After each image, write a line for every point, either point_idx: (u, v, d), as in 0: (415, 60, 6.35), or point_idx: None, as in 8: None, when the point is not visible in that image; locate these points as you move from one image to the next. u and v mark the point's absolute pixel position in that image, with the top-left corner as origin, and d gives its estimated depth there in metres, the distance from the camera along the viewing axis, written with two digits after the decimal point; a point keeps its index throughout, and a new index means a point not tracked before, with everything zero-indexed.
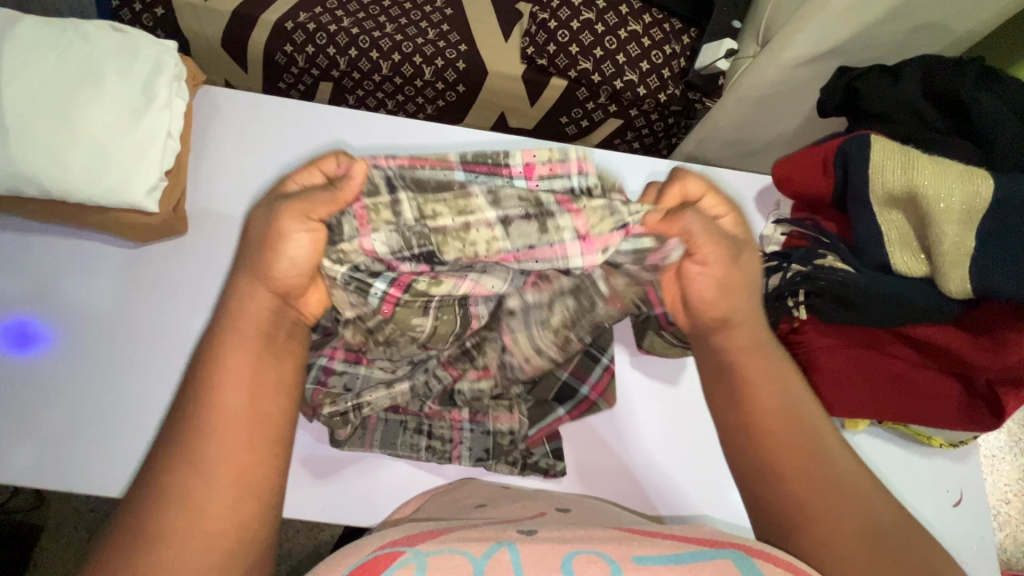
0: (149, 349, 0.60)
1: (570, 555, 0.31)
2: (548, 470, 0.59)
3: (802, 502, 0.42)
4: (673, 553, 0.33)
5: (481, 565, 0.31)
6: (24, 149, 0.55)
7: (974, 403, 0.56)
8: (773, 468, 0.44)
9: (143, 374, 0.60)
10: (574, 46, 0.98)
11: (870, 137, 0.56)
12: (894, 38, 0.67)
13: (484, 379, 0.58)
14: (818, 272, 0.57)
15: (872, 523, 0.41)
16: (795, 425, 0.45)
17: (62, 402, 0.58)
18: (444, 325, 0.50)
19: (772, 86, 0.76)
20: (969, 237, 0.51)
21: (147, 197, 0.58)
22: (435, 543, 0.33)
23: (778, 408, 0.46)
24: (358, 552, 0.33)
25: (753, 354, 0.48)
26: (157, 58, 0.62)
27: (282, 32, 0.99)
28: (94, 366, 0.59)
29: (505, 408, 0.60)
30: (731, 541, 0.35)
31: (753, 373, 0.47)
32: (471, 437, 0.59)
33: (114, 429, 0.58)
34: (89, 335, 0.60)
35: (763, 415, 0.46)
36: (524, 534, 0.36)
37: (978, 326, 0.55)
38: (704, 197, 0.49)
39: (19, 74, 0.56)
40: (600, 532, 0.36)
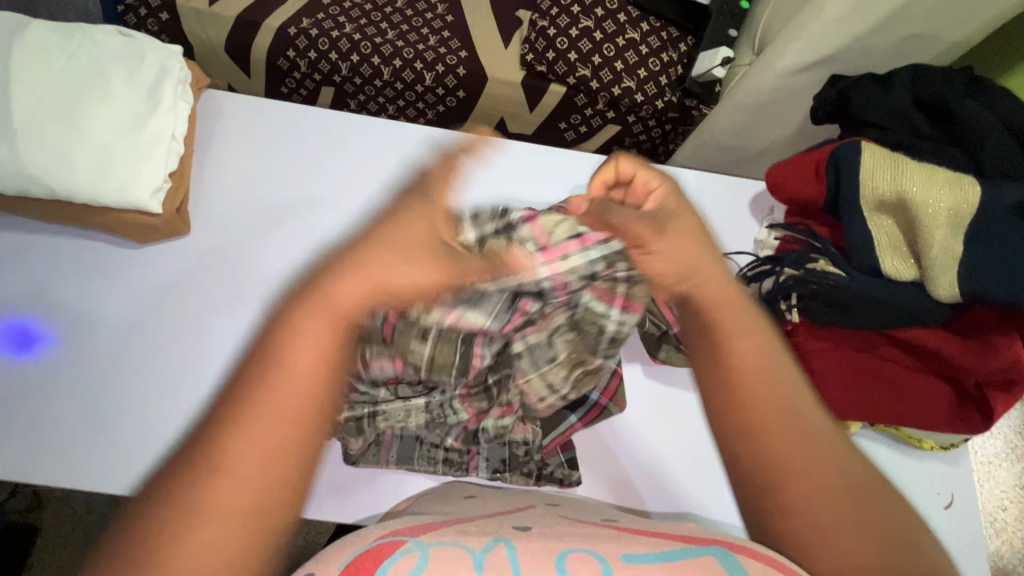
0: (189, 357, 0.61)
1: (563, 553, 0.32)
2: (564, 480, 0.59)
3: (787, 465, 0.37)
4: (659, 551, 0.33)
5: (481, 558, 0.31)
6: (31, 150, 0.56)
7: (964, 405, 0.57)
8: (759, 422, 0.39)
9: (178, 382, 0.60)
10: (573, 54, 1.00)
11: (860, 144, 0.58)
12: (886, 48, 0.68)
13: (508, 416, 0.56)
14: (810, 276, 0.59)
15: (856, 485, 0.37)
16: (775, 381, 0.40)
17: (103, 406, 0.59)
18: (445, 369, 0.52)
19: (767, 94, 0.77)
20: (956, 241, 0.52)
21: (152, 198, 0.59)
22: (437, 535, 0.34)
23: (758, 360, 0.40)
24: (359, 543, 0.34)
25: (726, 304, 0.43)
26: (164, 62, 0.63)
27: (285, 37, 1.00)
28: (140, 371, 0.60)
29: (521, 419, 0.58)
30: (717, 539, 0.36)
31: (729, 321, 0.42)
32: (488, 448, 0.58)
33: (155, 434, 0.58)
34: (135, 338, 0.61)
35: (745, 365, 0.40)
36: (519, 530, 0.37)
37: (965, 330, 0.56)
38: (635, 176, 0.49)
39: (28, 77, 0.58)
40: (592, 531, 0.37)
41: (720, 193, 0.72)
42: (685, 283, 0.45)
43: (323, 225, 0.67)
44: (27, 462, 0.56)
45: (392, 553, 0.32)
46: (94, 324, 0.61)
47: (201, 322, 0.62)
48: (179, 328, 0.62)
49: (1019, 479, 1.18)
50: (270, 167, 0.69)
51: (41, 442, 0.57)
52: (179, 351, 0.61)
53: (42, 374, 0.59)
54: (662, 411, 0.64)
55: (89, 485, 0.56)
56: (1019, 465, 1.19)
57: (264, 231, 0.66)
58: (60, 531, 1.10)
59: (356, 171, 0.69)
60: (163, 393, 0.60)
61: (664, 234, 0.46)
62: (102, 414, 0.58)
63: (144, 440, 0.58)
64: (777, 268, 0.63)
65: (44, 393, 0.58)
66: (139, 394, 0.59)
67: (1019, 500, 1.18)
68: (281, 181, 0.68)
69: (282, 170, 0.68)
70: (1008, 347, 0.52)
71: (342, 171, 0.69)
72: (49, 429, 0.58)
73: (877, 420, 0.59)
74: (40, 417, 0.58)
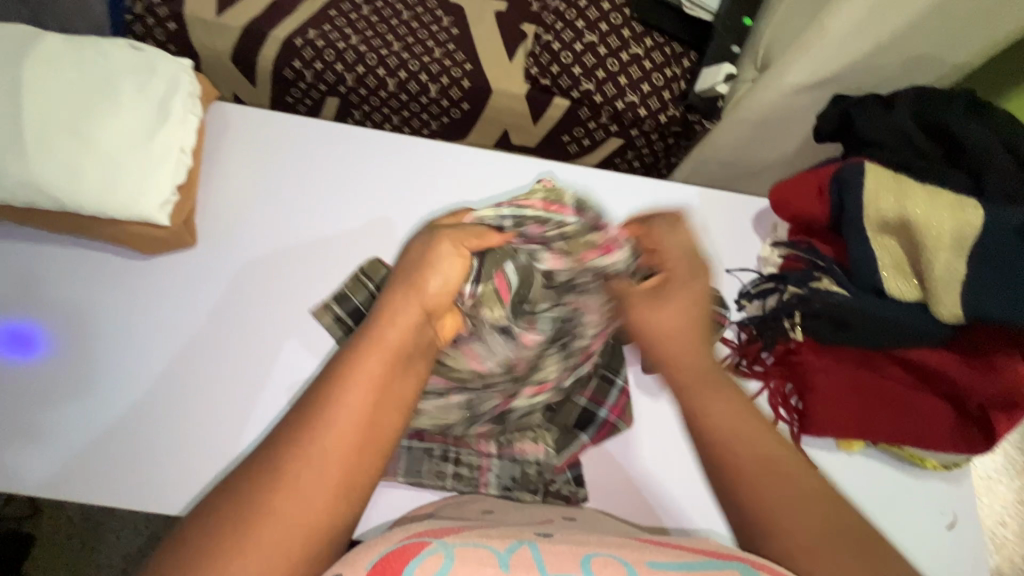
0: (246, 379, 0.61)
1: (588, 555, 0.34)
2: (571, 498, 0.59)
3: (778, 529, 0.43)
4: (682, 561, 0.35)
5: (505, 558, 0.33)
6: (41, 162, 0.57)
7: (965, 426, 0.57)
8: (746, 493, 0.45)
9: (236, 404, 0.60)
10: (577, 68, 1.01)
11: (864, 164, 0.58)
12: (889, 69, 0.69)
13: (541, 393, 0.56)
14: (813, 295, 0.59)
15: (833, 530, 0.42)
16: (746, 442, 0.47)
17: (164, 426, 0.59)
18: (482, 399, 0.55)
19: (770, 111, 0.78)
20: (960, 263, 0.52)
21: (160, 210, 0.59)
22: (461, 537, 0.36)
23: (726, 417, 0.48)
24: (385, 542, 0.35)
25: (701, 381, 0.50)
26: (174, 76, 0.63)
27: (292, 48, 1.01)
28: (202, 390, 0.60)
29: (530, 438, 0.59)
30: (740, 555, 0.38)
31: (703, 399, 0.50)
32: (499, 465, 0.59)
33: (213, 452, 0.59)
34: (188, 360, 0.61)
35: (728, 439, 0.47)
36: (543, 536, 0.38)
37: (970, 349, 0.56)
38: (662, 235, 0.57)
39: (38, 89, 0.58)
40: (611, 540, 0.39)
41: (722, 208, 0.72)
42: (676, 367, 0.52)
43: (331, 237, 0.67)
44: (88, 479, 0.57)
45: (417, 553, 0.33)
46: (150, 344, 0.62)
47: (204, 335, 0.62)
48: (235, 350, 0.62)
49: (1019, 494, 1.18)
50: (277, 180, 0.69)
51: (104, 460, 0.58)
52: (184, 363, 0.61)
53: (71, 387, 0.59)
54: (672, 427, 0.64)
55: (148, 502, 0.57)
56: (1019, 480, 1.19)
57: (275, 244, 0.66)
58: (55, 538, 1.10)
59: (362, 185, 0.70)
60: (223, 414, 0.60)
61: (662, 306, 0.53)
62: (162, 433, 0.59)
63: (146, 452, 0.58)
64: (782, 286, 0.63)
65: (104, 413, 0.59)
66: (199, 415, 0.60)
67: (1019, 516, 1.17)
68: (287, 195, 0.68)
69: (287, 182, 0.69)
70: (1011, 367, 0.53)
71: (349, 184, 0.70)
72: (108, 450, 0.58)
73: (881, 437, 0.60)
74: (98, 436, 0.58)
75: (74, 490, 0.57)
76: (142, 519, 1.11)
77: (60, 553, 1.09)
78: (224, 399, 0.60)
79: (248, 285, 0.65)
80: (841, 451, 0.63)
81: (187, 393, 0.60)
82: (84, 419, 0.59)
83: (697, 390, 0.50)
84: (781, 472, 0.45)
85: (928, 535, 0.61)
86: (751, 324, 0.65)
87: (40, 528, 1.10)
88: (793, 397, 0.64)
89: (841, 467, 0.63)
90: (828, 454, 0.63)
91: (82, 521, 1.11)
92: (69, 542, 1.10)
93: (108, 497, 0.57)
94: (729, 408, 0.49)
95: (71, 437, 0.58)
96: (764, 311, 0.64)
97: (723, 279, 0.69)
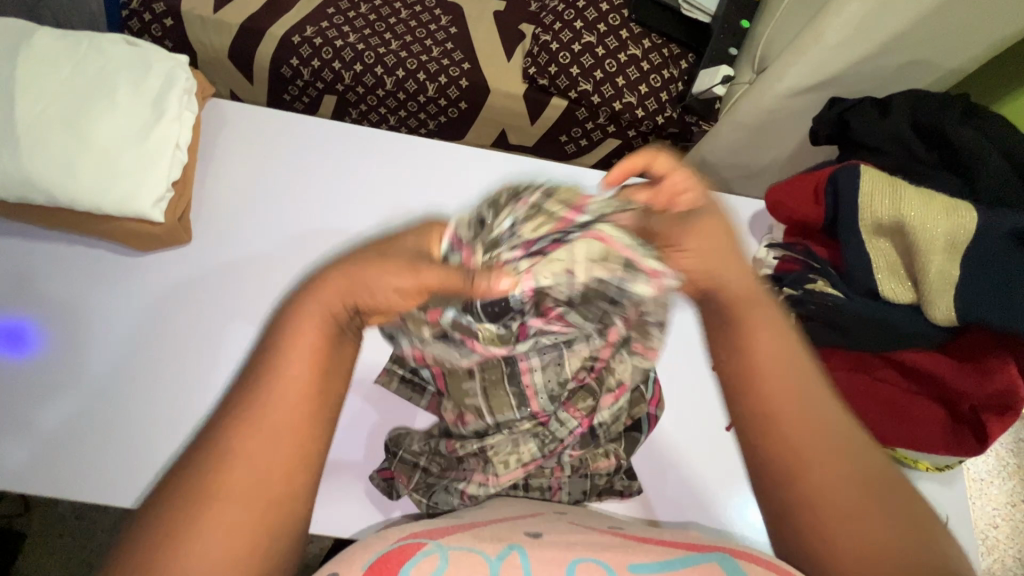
0: (195, 367, 0.61)
1: (574, 562, 0.34)
2: (624, 492, 0.59)
3: (804, 474, 0.39)
4: (665, 560, 0.36)
5: (496, 565, 0.33)
6: (34, 158, 0.56)
7: (960, 428, 0.57)
8: (773, 427, 0.40)
9: (186, 394, 0.60)
10: (575, 68, 1.01)
11: (860, 167, 0.58)
12: (885, 73, 0.69)
13: (621, 396, 0.53)
14: (808, 296, 0.59)
15: (864, 494, 0.38)
16: (792, 374, 0.41)
17: (115, 417, 0.58)
18: (525, 446, 0.53)
19: (767, 114, 0.78)
20: (953, 266, 0.53)
21: (154, 208, 0.59)
22: (454, 539, 0.36)
23: (772, 349, 0.42)
24: (381, 544, 0.36)
25: (748, 296, 0.44)
26: (170, 72, 0.63)
27: (289, 46, 1.01)
28: (150, 381, 0.60)
29: (603, 455, 0.57)
30: (720, 546, 0.38)
31: (753, 318, 0.43)
32: (569, 481, 0.57)
33: (164, 443, 0.58)
34: (134, 350, 0.61)
35: (765, 365, 0.42)
36: (532, 537, 0.38)
37: (963, 353, 0.56)
38: (669, 175, 0.44)
39: (32, 85, 0.58)
40: (601, 540, 0.39)
41: None
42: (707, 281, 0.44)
43: (327, 235, 0.67)
44: (37, 473, 0.56)
45: (414, 554, 0.34)
46: (99, 335, 0.61)
47: (201, 331, 0.62)
48: (179, 338, 0.62)
49: (1011, 496, 1.19)
50: (274, 178, 0.69)
51: (58, 452, 0.57)
52: (183, 361, 0.61)
53: (54, 382, 0.59)
54: (710, 436, 0.64)
55: (105, 497, 0.56)
56: (1010, 482, 1.20)
57: (270, 241, 0.66)
58: (46, 537, 1.09)
59: (358, 183, 0.69)
60: (175, 404, 0.59)
61: (691, 229, 0.43)
62: (114, 423, 0.58)
63: (140, 449, 0.58)
64: (777, 288, 0.63)
65: (61, 405, 0.58)
66: (151, 405, 0.59)
67: (1011, 518, 1.18)
68: (283, 193, 0.68)
69: (284, 181, 0.69)
70: (1002, 369, 0.53)
71: (346, 182, 0.69)
72: (95, 447, 0.57)
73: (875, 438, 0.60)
74: (51, 428, 0.57)
75: (31, 485, 0.56)
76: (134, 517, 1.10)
77: (51, 552, 1.08)
78: (172, 388, 0.60)
79: (193, 276, 0.64)
80: None
81: (136, 382, 0.60)
82: (45, 412, 0.58)
83: (749, 317, 0.43)
84: (820, 409, 0.40)
85: None
86: None
87: (31, 525, 1.09)
88: None
89: None
90: None
91: (75, 519, 1.10)
92: (61, 540, 1.09)
93: (100, 495, 0.56)
94: (785, 340, 0.42)
95: (37, 431, 0.57)
96: None
97: None
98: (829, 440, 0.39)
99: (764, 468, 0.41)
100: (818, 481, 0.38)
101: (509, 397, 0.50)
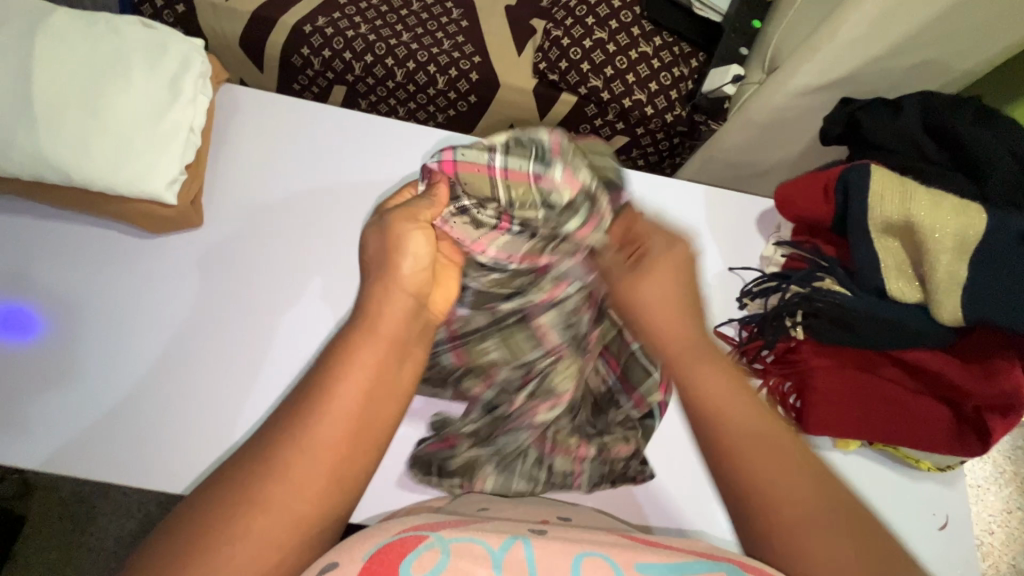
0: (244, 357, 0.62)
1: (580, 555, 0.36)
2: (638, 476, 0.60)
3: (766, 492, 0.42)
4: (673, 562, 0.37)
5: (499, 558, 0.35)
6: (50, 136, 0.56)
7: (962, 428, 0.58)
8: (722, 448, 0.45)
9: (243, 389, 0.61)
10: (586, 64, 1.01)
11: (871, 166, 0.58)
12: (896, 73, 0.69)
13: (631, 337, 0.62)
14: (816, 294, 0.60)
15: (815, 498, 0.42)
16: (737, 410, 0.46)
17: (156, 407, 0.59)
18: (573, 363, 0.57)
19: (778, 113, 0.78)
20: (962, 266, 0.53)
21: (168, 189, 0.59)
22: (457, 530, 0.38)
23: (718, 390, 0.47)
24: (383, 533, 0.38)
25: (694, 347, 0.49)
26: (186, 55, 0.63)
27: (300, 36, 1.01)
28: (200, 377, 0.61)
29: (622, 438, 0.60)
30: (727, 556, 0.40)
31: (685, 360, 0.49)
32: (590, 467, 0.59)
33: (221, 434, 0.59)
34: (137, 332, 0.61)
35: (704, 393, 0.47)
36: (537, 532, 0.39)
37: (969, 354, 0.57)
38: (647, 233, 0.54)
39: (48, 63, 0.58)
40: (602, 537, 0.40)
41: (727, 207, 0.73)
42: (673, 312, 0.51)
43: (334, 226, 0.67)
44: (75, 459, 0.57)
45: (414, 548, 0.35)
46: (144, 330, 0.62)
47: (200, 313, 0.63)
48: (230, 335, 0.62)
49: (1007, 503, 1.20)
50: (283, 163, 0.69)
51: (97, 440, 0.58)
52: (185, 342, 0.62)
53: (71, 362, 0.60)
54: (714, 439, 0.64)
55: (158, 483, 0.58)
56: (1007, 490, 1.20)
57: (286, 230, 0.66)
58: (45, 519, 1.10)
59: (371, 171, 0.70)
60: (221, 397, 0.60)
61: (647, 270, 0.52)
62: (154, 415, 0.59)
63: (150, 428, 0.59)
64: (784, 285, 0.64)
65: (98, 396, 0.59)
66: (214, 401, 0.60)
67: (1006, 524, 1.19)
68: (291, 180, 0.68)
69: (293, 167, 0.69)
70: (1008, 371, 0.53)
71: (355, 171, 0.69)
72: (112, 427, 0.59)
73: (874, 438, 0.60)
74: (95, 421, 0.59)
75: (76, 470, 0.58)
76: (135, 502, 1.11)
77: (51, 535, 1.09)
78: (241, 388, 0.61)
79: (248, 275, 0.64)
80: (836, 449, 0.64)
81: (192, 382, 0.60)
82: (86, 402, 0.59)
83: (697, 356, 0.49)
84: (776, 437, 0.44)
85: (921, 537, 0.62)
86: (753, 322, 0.65)
87: (31, 508, 1.10)
88: (792, 395, 0.64)
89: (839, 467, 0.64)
90: (826, 453, 0.64)
91: (74, 503, 1.11)
92: (60, 524, 1.10)
93: (103, 473, 0.57)
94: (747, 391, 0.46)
95: (63, 417, 0.58)
96: (766, 310, 0.65)
97: (726, 278, 0.70)
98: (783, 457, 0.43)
99: (731, 494, 0.44)
100: (781, 510, 0.41)
101: (517, 337, 0.58)
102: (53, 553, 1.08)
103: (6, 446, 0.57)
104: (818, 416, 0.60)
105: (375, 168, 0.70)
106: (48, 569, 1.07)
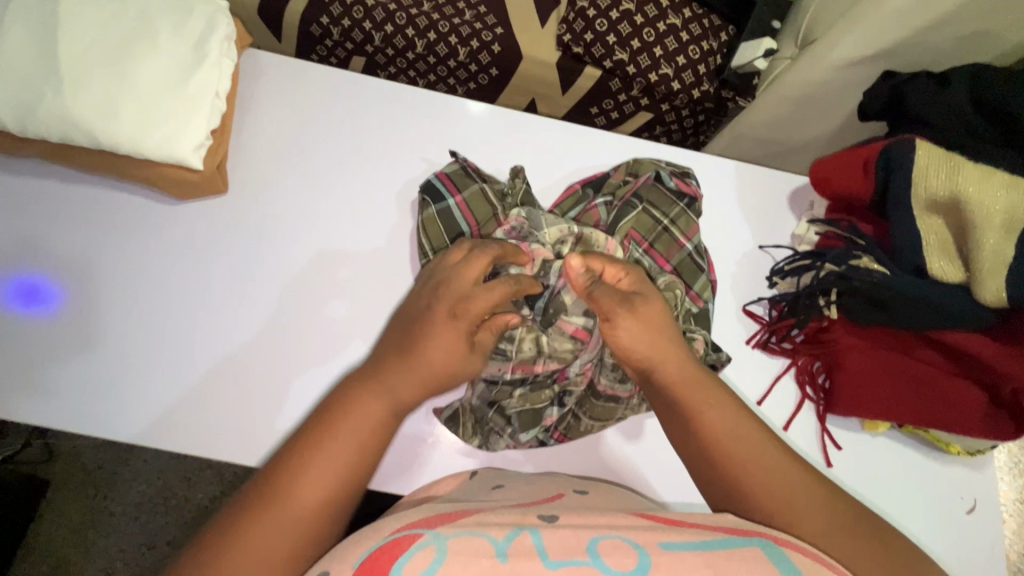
0: (270, 324, 0.62)
1: (595, 540, 0.37)
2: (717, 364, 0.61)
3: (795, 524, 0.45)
4: (698, 540, 0.38)
5: (504, 546, 0.36)
6: (76, 101, 0.56)
7: (996, 411, 0.57)
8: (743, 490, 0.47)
9: (271, 356, 0.61)
10: (612, 36, 0.98)
11: (915, 141, 0.56)
12: (943, 45, 0.66)
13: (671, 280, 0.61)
14: (853, 273, 0.58)
15: (843, 528, 0.45)
16: (745, 440, 0.49)
17: (183, 371, 0.60)
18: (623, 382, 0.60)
19: (813, 87, 0.76)
20: (1008, 246, 0.51)
21: (194, 154, 0.59)
22: (453, 526, 0.38)
23: (729, 427, 0.49)
24: (374, 537, 0.38)
25: (684, 381, 0.51)
26: (210, 18, 0.62)
27: (319, 3, 0.98)
28: (229, 342, 0.61)
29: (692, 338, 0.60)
30: (762, 531, 0.41)
31: (691, 398, 0.50)
32: None
33: (251, 399, 0.60)
34: (165, 297, 0.62)
35: (717, 435, 0.49)
36: (547, 520, 0.41)
37: (1008, 336, 0.55)
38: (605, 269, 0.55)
39: (73, 26, 0.57)
40: (625, 519, 0.41)
41: (760, 181, 0.71)
42: (655, 360, 0.52)
43: (359, 195, 0.66)
44: (91, 418, 0.58)
45: (408, 548, 0.36)
46: (171, 297, 0.62)
47: (225, 281, 0.63)
48: (304, 328, 0.62)
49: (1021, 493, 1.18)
50: (306, 131, 0.68)
51: (128, 404, 0.59)
52: (213, 310, 0.62)
53: (99, 327, 0.60)
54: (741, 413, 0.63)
55: (189, 445, 0.58)
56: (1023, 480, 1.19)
57: (311, 199, 0.66)
58: (68, 484, 1.12)
59: (394, 139, 0.68)
60: (250, 363, 0.61)
61: (635, 313, 0.52)
62: (180, 379, 0.60)
63: (179, 393, 0.59)
64: (818, 263, 0.62)
65: (127, 360, 0.60)
66: (288, 394, 0.60)
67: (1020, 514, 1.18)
68: (316, 149, 0.67)
69: (316, 135, 0.68)
70: None
71: (380, 141, 0.68)
72: (143, 390, 0.59)
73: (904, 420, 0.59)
74: (125, 385, 0.59)
75: (107, 433, 0.58)
76: (155, 469, 1.13)
77: (75, 499, 1.11)
78: (306, 373, 0.61)
79: (269, 245, 0.64)
80: (866, 431, 0.64)
81: (266, 373, 0.61)
82: (115, 366, 0.60)
83: (695, 387, 0.51)
84: (776, 468, 0.47)
85: (947, 520, 0.61)
86: (784, 301, 0.64)
87: (54, 471, 1.12)
88: (821, 375, 0.63)
89: (865, 448, 0.63)
90: (853, 434, 0.63)
91: (95, 471, 1.13)
92: (82, 488, 1.12)
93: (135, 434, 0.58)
94: (728, 407, 0.50)
95: (84, 378, 0.59)
96: (798, 289, 0.64)
97: (757, 256, 0.69)
98: (792, 495, 0.46)
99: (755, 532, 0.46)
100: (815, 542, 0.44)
101: (586, 401, 0.61)
102: (77, 518, 1.11)
103: (42, 408, 0.58)
104: (847, 397, 0.60)
105: (400, 135, 0.69)
106: (73, 532, 1.10)
